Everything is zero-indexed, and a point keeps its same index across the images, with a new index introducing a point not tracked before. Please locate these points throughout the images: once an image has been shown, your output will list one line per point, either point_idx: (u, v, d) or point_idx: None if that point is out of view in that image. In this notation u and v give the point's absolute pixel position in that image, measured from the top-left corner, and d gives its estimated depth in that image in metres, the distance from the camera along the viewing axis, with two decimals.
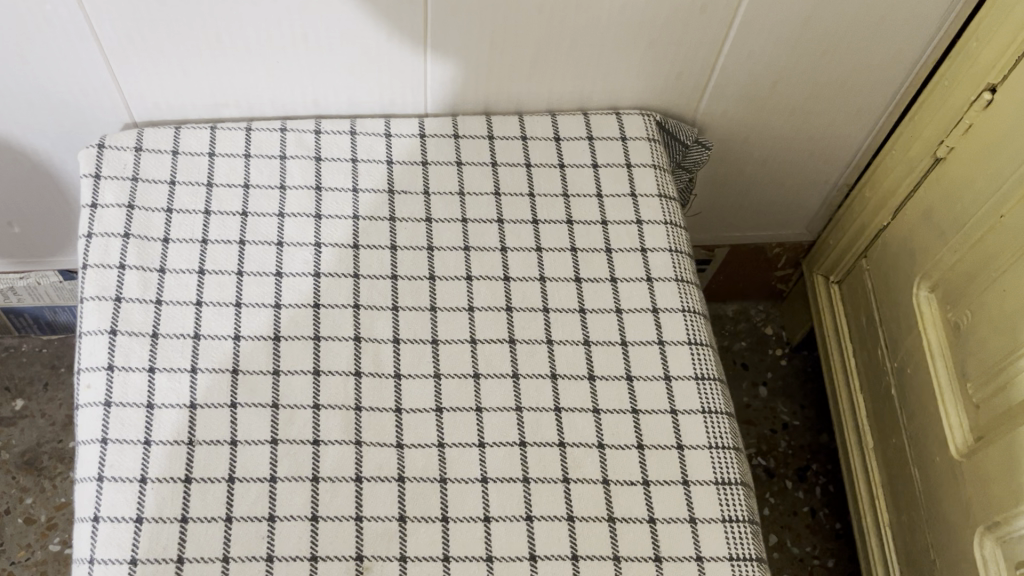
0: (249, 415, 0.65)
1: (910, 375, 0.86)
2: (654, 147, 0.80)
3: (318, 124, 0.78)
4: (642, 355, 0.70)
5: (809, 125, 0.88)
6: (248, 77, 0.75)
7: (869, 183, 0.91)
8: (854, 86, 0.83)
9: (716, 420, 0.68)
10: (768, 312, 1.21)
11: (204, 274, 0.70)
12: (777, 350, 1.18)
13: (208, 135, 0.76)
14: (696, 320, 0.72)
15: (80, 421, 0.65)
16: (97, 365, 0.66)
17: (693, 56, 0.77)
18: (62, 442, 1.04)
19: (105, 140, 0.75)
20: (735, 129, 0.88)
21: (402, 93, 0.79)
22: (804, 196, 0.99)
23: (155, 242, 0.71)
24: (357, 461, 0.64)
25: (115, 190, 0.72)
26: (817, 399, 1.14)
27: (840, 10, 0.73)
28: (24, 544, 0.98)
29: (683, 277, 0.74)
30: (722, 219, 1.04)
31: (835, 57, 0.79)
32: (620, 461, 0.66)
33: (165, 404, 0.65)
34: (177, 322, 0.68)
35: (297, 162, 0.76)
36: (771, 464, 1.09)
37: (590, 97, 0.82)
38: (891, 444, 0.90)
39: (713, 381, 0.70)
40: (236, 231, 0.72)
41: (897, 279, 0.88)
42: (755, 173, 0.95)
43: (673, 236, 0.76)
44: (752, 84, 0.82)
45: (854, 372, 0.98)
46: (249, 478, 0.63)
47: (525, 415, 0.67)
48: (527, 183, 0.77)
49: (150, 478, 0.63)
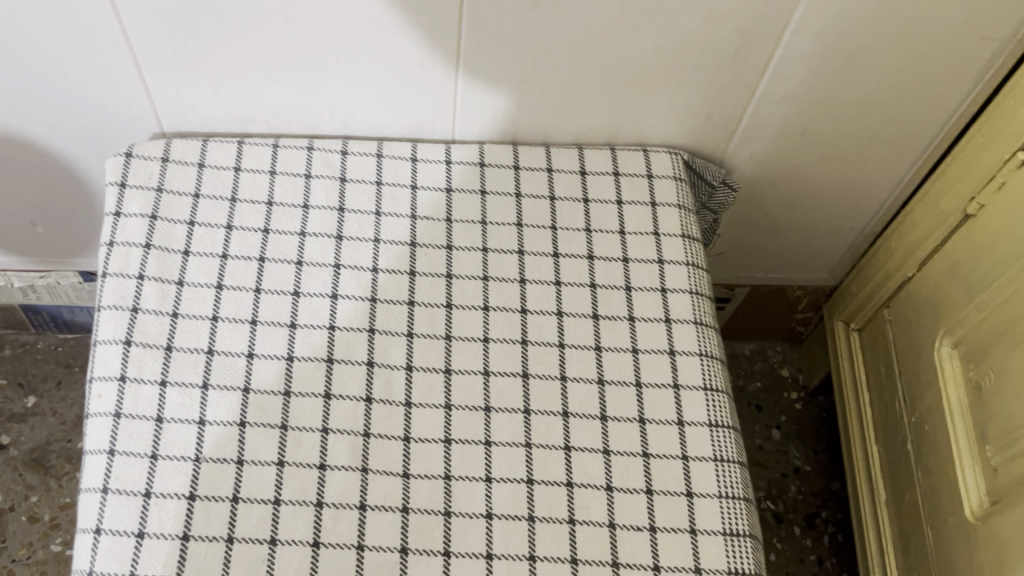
0: (257, 435, 0.65)
1: (928, 431, 0.84)
2: (680, 187, 0.80)
3: (345, 145, 0.78)
4: (656, 398, 0.69)
5: (837, 173, 0.87)
6: (278, 95, 0.75)
7: (896, 234, 0.90)
8: (886, 136, 0.82)
9: (728, 469, 0.67)
10: (786, 354, 1.19)
11: (222, 290, 0.70)
12: (792, 393, 1.16)
13: (235, 150, 0.76)
14: (713, 365, 0.71)
15: (89, 430, 0.65)
16: (110, 375, 0.66)
17: (725, 98, 0.77)
18: (71, 442, 1.04)
19: (133, 149, 0.75)
20: (764, 172, 0.87)
21: (430, 119, 0.79)
22: (829, 241, 0.98)
23: (175, 254, 0.71)
24: (362, 489, 0.64)
25: (139, 199, 0.73)
26: (831, 446, 1.12)
27: (875, 60, 0.73)
28: (26, 542, 0.98)
29: (702, 321, 0.73)
30: (745, 261, 1.03)
31: (868, 107, 0.78)
32: (628, 505, 0.65)
33: (174, 418, 0.65)
34: (191, 336, 0.68)
35: (322, 183, 0.76)
36: (780, 509, 1.08)
37: (619, 132, 0.81)
38: (904, 500, 0.89)
39: (727, 429, 0.69)
40: (257, 248, 0.72)
41: (920, 332, 0.86)
42: (781, 217, 0.94)
43: (694, 278, 0.75)
44: (783, 128, 0.81)
45: (871, 422, 0.96)
46: (253, 499, 0.63)
47: (534, 452, 0.66)
48: (550, 216, 0.77)
49: (155, 493, 0.62)
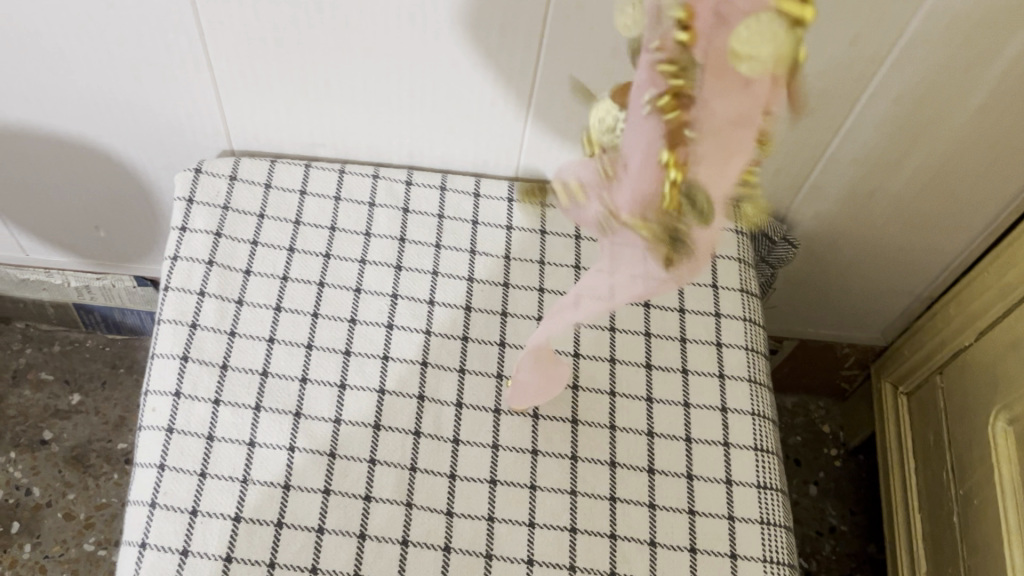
0: (306, 461, 0.65)
1: (977, 507, 0.82)
2: (741, 241, 0.79)
3: (410, 176, 0.79)
4: (706, 455, 0.69)
5: (900, 237, 0.86)
6: (348, 122, 0.76)
7: (954, 301, 0.89)
8: (953, 207, 0.81)
9: (773, 533, 0.66)
10: (828, 409, 1.18)
11: (280, 312, 0.71)
12: (832, 450, 1.15)
13: (302, 173, 0.77)
14: (764, 425, 0.71)
15: (141, 443, 0.65)
16: (165, 389, 0.66)
17: (793, 156, 0.77)
18: (111, 442, 1.05)
19: (202, 165, 0.76)
20: (824, 231, 0.87)
21: (496, 155, 0.79)
22: (883, 302, 0.97)
23: (237, 272, 0.72)
24: (405, 523, 0.64)
25: (205, 216, 0.73)
26: (869, 507, 1.10)
27: (948, 131, 0.72)
28: (60, 539, 0.99)
29: (756, 379, 0.73)
30: (796, 314, 1.03)
31: (934, 177, 0.77)
32: (671, 562, 0.64)
33: (225, 438, 0.65)
34: (248, 356, 0.68)
35: (384, 212, 0.76)
36: (813, 568, 1.06)
37: None
38: (946, 572, 0.87)
39: (774, 492, 0.68)
40: (317, 272, 0.73)
41: (974, 404, 0.84)
42: (838, 274, 0.93)
43: (750, 334, 0.75)
44: (847, 191, 0.81)
45: (915, 490, 0.94)
46: (297, 526, 0.63)
47: (580, 500, 0.66)
48: None
49: (201, 512, 0.62)
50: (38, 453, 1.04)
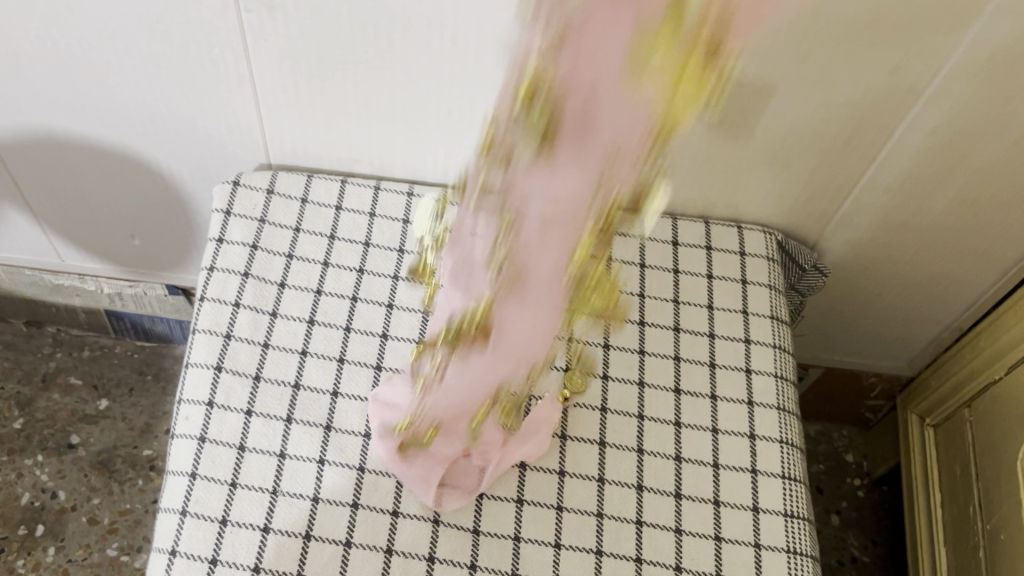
0: (335, 475, 0.65)
1: (1005, 543, 0.81)
2: (771, 267, 0.79)
3: (444, 194, 0.79)
4: (733, 481, 0.68)
5: (932, 268, 0.86)
6: (386, 139, 0.77)
7: (983, 334, 0.88)
8: (986, 241, 0.81)
9: (800, 562, 0.66)
10: (851, 438, 1.17)
11: (313, 325, 0.71)
12: (854, 480, 1.14)
13: (338, 189, 0.78)
14: (792, 453, 0.71)
15: (173, 451, 0.66)
16: (198, 398, 0.67)
17: (827, 185, 0.77)
18: (136, 448, 1.06)
19: (240, 178, 0.77)
20: (853, 259, 0.87)
21: None
22: (911, 332, 0.97)
23: (271, 284, 0.72)
24: (432, 540, 0.64)
25: (242, 228, 0.74)
26: (891, 539, 1.09)
27: (985, 164, 0.72)
28: (83, 543, 1.00)
29: (785, 407, 0.73)
30: (823, 341, 1.02)
31: (970, 209, 0.77)
32: None
33: (256, 448, 0.66)
34: (280, 368, 0.69)
35: (418, 229, 0.77)
36: None
37: (715, 206, 0.82)
38: None
39: (801, 521, 0.68)
40: (350, 287, 0.73)
41: (1002, 439, 0.84)
42: (867, 302, 0.93)
43: (779, 361, 0.75)
44: (881, 221, 0.81)
45: (940, 523, 0.94)
46: (325, 539, 0.63)
47: (606, 523, 0.66)
48: (639, 284, 0.77)
49: (231, 521, 0.63)
50: (64, 457, 1.05)
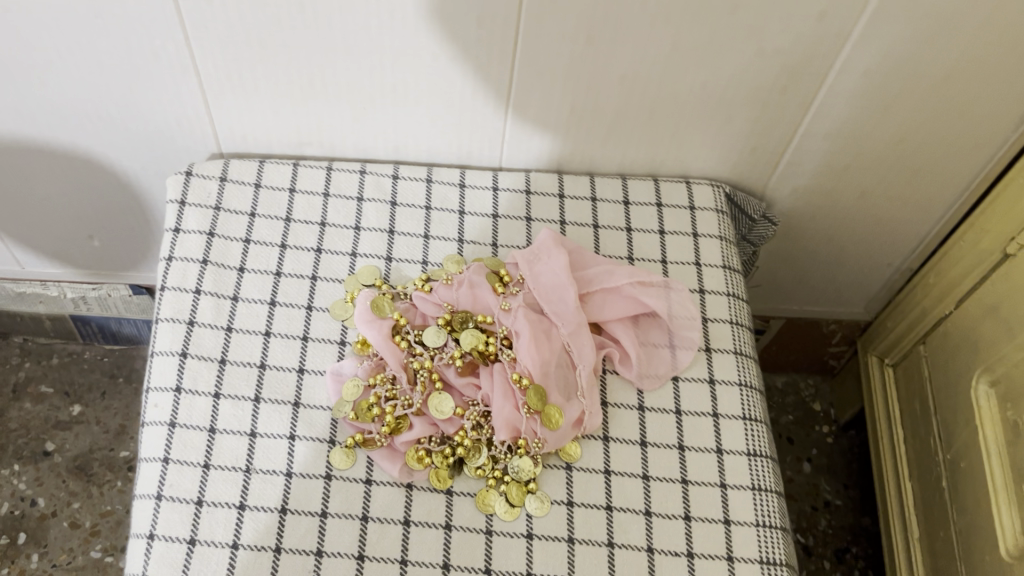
0: (307, 449, 0.66)
1: (964, 469, 0.84)
2: (721, 219, 0.81)
3: (396, 170, 0.80)
4: (696, 426, 0.70)
5: (877, 209, 0.89)
6: (334, 119, 0.78)
7: (932, 272, 0.91)
8: (927, 178, 0.83)
9: (765, 498, 0.68)
10: (817, 387, 1.20)
11: (275, 306, 0.72)
12: (824, 427, 1.17)
13: (290, 172, 0.79)
14: (751, 394, 0.73)
15: (144, 438, 0.67)
16: (166, 385, 0.68)
17: (769, 134, 0.79)
18: (112, 451, 1.07)
19: (193, 168, 0.78)
20: (802, 207, 0.89)
21: (479, 145, 0.81)
22: (865, 274, 1.00)
23: (231, 270, 0.73)
24: (406, 504, 0.65)
25: (198, 216, 0.75)
26: (862, 481, 1.12)
27: (918, 102, 0.74)
28: (66, 548, 1.00)
29: (742, 351, 0.75)
30: (781, 290, 1.05)
31: (908, 148, 0.80)
32: (667, 530, 0.66)
33: (226, 429, 0.67)
34: (245, 350, 0.70)
35: (373, 206, 0.78)
36: (810, 542, 1.07)
37: (663, 164, 0.83)
38: (937, 536, 0.88)
39: (765, 459, 0.70)
40: (309, 266, 0.74)
41: (956, 370, 0.86)
42: (819, 248, 0.96)
43: (734, 309, 0.77)
44: (825, 166, 0.83)
45: (905, 458, 0.96)
46: (301, 511, 0.64)
47: (575, 475, 0.67)
48: (593, 243, 0.78)
49: (206, 502, 0.64)
50: (40, 464, 1.05)
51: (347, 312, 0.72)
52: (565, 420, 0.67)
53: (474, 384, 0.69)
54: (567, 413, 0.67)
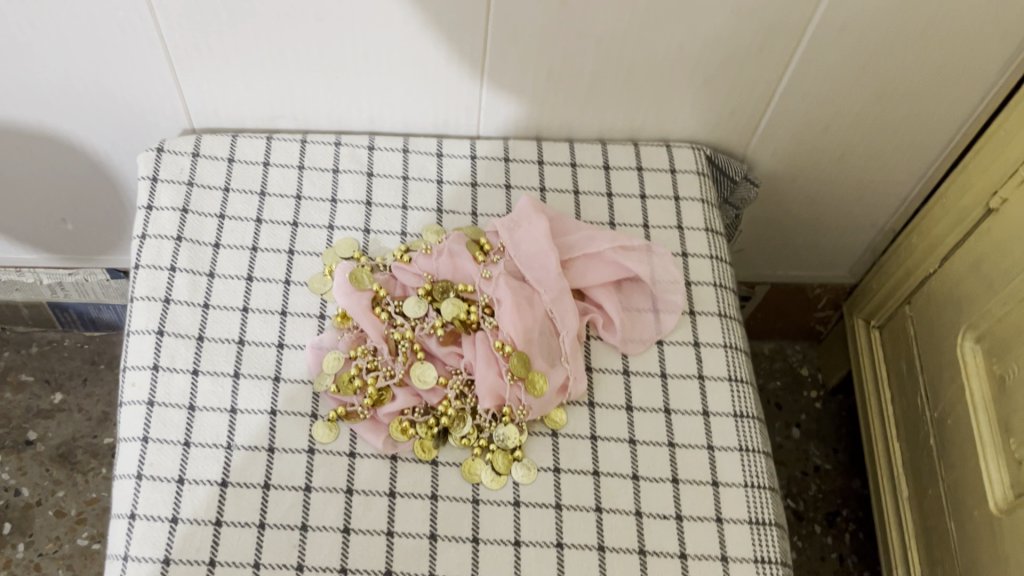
0: (288, 423, 0.66)
1: (951, 426, 0.84)
2: (703, 181, 0.80)
3: (372, 141, 0.79)
4: (682, 389, 0.70)
5: (858, 168, 0.88)
6: (307, 91, 0.77)
7: (915, 231, 0.91)
8: (908, 134, 0.83)
9: (753, 458, 0.68)
10: (805, 353, 1.20)
11: (252, 281, 0.71)
12: (812, 392, 1.17)
13: (264, 145, 0.77)
14: (736, 356, 0.72)
15: (123, 418, 0.66)
16: (143, 364, 0.67)
17: (748, 94, 0.78)
18: (96, 437, 1.05)
19: (164, 144, 0.76)
20: (784, 167, 0.88)
21: (456, 114, 0.80)
22: (849, 236, 0.99)
23: (206, 246, 0.72)
24: (391, 476, 0.64)
25: (171, 193, 0.74)
26: (851, 444, 1.12)
27: (897, 58, 0.74)
28: (52, 536, 0.99)
29: (726, 313, 0.74)
30: (766, 254, 1.04)
31: (888, 104, 0.79)
32: (654, 494, 0.65)
33: (206, 406, 0.66)
34: (223, 326, 0.69)
35: (349, 177, 0.77)
36: (800, 507, 1.07)
37: (642, 128, 0.82)
38: (926, 495, 0.88)
39: (751, 420, 0.70)
40: (286, 241, 0.73)
41: (941, 328, 0.86)
42: (802, 210, 0.95)
43: (717, 271, 0.76)
44: (805, 126, 0.82)
45: (892, 419, 0.96)
46: (284, 486, 0.63)
47: (561, 442, 0.67)
48: (574, 210, 0.77)
49: (188, 480, 0.63)
50: (23, 453, 1.04)
51: (326, 286, 0.71)
52: (549, 386, 0.66)
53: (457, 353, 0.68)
54: (552, 379, 0.67)
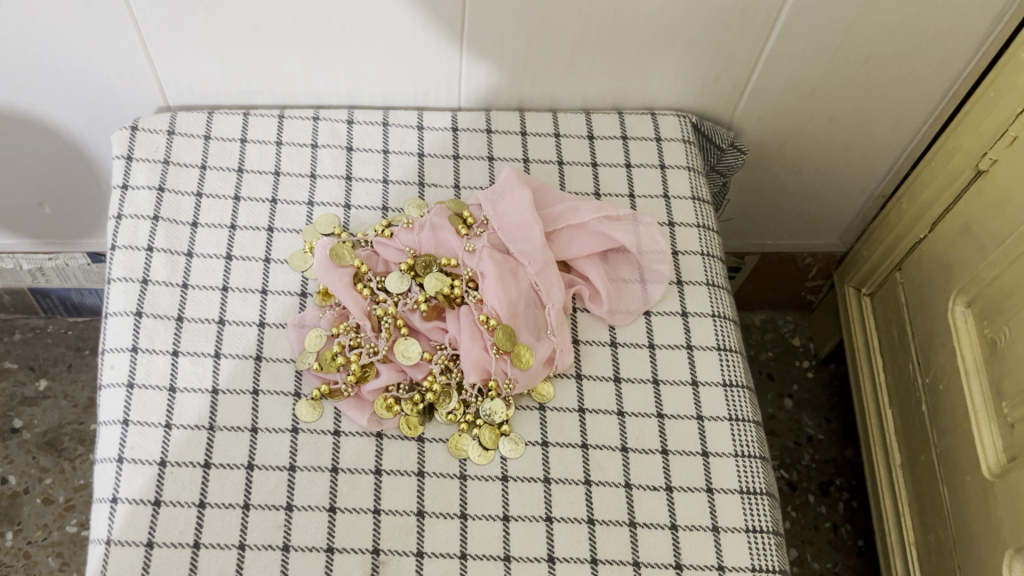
0: (271, 403, 0.64)
1: (943, 392, 0.83)
2: (689, 149, 0.79)
3: (351, 114, 0.77)
4: (670, 359, 0.69)
5: (846, 132, 0.87)
6: (283, 64, 0.75)
7: (905, 196, 0.89)
8: (897, 95, 0.82)
9: (743, 427, 0.67)
10: (796, 323, 1.19)
11: (231, 260, 0.70)
12: (804, 362, 1.16)
13: (241, 121, 0.76)
14: (725, 325, 0.71)
15: (103, 401, 0.64)
16: (121, 346, 0.66)
17: (733, 59, 0.77)
18: (83, 424, 1.04)
19: (138, 122, 0.75)
20: (772, 133, 0.87)
21: (436, 86, 0.78)
22: (839, 202, 0.98)
23: (183, 225, 0.71)
24: (377, 454, 0.63)
25: (146, 172, 0.72)
26: (844, 414, 1.12)
27: (884, 18, 0.72)
28: (41, 524, 0.98)
29: (714, 282, 0.73)
30: (755, 222, 1.03)
31: (875, 65, 0.78)
32: (644, 465, 0.65)
33: (187, 387, 0.64)
34: (203, 306, 0.68)
35: (328, 152, 0.75)
36: (794, 478, 1.07)
37: (626, 96, 0.81)
38: (919, 462, 0.87)
39: (741, 388, 0.69)
40: (265, 218, 0.72)
41: (931, 293, 0.85)
42: (789, 177, 0.94)
43: (705, 240, 0.75)
44: (791, 90, 0.81)
45: (884, 386, 0.96)
46: (268, 466, 0.62)
47: (549, 415, 0.66)
48: (558, 181, 0.76)
49: (170, 462, 0.62)
50: (9, 441, 1.02)
51: (307, 264, 0.70)
52: (535, 359, 0.65)
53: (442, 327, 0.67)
54: (538, 352, 0.66)
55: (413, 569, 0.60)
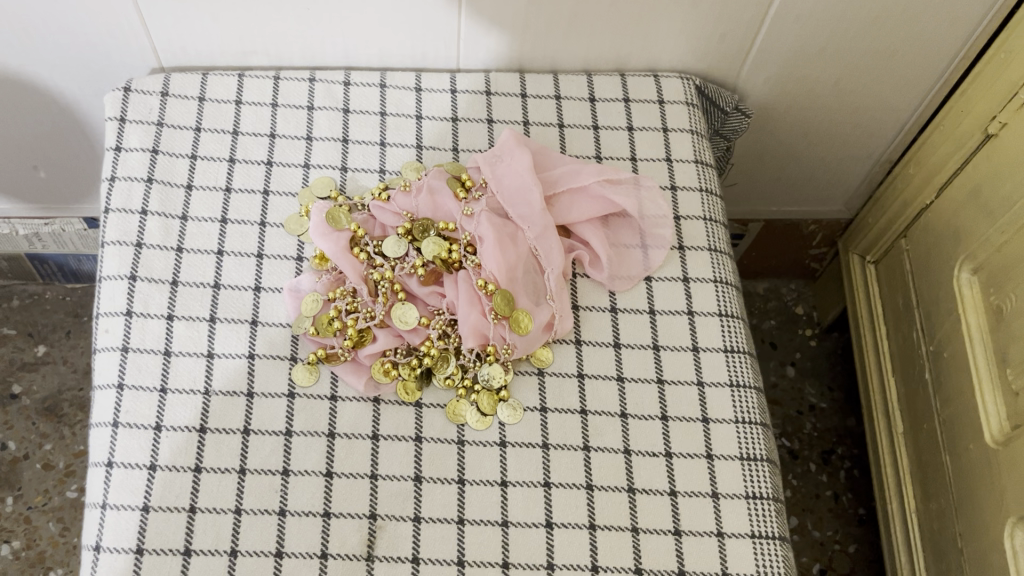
0: (267, 368, 0.64)
1: (947, 360, 0.82)
2: (692, 112, 0.78)
3: (347, 76, 0.76)
4: (671, 325, 0.68)
5: (854, 94, 0.85)
6: (278, 24, 0.73)
7: (913, 161, 0.88)
8: (906, 57, 0.80)
9: (744, 394, 0.66)
10: (799, 291, 1.18)
11: (227, 224, 0.69)
12: (807, 331, 1.15)
13: (235, 83, 0.74)
14: (727, 290, 0.70)
15: (98, 365, 0.64)
16: (116, 310, 0.65)
17: (738, 20, 0.75)
18: (82, 390, 1.04)
19: (131, 83, 0.73)
20: (777, 96, 0.85)
21: (434, 47, 0.77)
22: (844, 166, 0.97)
23: (178, 188, 0.70)
24: (374, 419, 0.63)
25: (140, 133, 0.71)
26: (846, 382, 1.11)
27: None
28: (41, 490, 0.98)
29: (716, 247, 0.72)
30: (758, 188, 1.02)
31: (884, 25, 0.76)
32: (643, 431, 0.64)
33: (182, 351, 0.64)
34: (198, 270, 0.67)
35: (325, 114, 0.74)
36: (795, 446, 1.07)
37: (629, 58, 0.79)
38: (922, 430, 0.87)
39: (742, 354, 0.68)
40: (261, 180, 0.71)
41: (937, 260, 0.84)
42: (794, 141, 0.93)
43: (708, 204, 0.74)
44: (798, 51, 0.79)
45: (887, 354, 0.95)
46: (265, 431, 0.62)
47: (548, 381, 0.65)
48: (559, 144, 0.75)
49: (165, 427, 0.61)
50: (8, 407, 1.02)
51: (302, 227, 0.69)
52: (534, 325, 0.64)
53: (440, 293, 0.66)
54: (536, 317, 0.65)
55: (410, 534, 0.60)
